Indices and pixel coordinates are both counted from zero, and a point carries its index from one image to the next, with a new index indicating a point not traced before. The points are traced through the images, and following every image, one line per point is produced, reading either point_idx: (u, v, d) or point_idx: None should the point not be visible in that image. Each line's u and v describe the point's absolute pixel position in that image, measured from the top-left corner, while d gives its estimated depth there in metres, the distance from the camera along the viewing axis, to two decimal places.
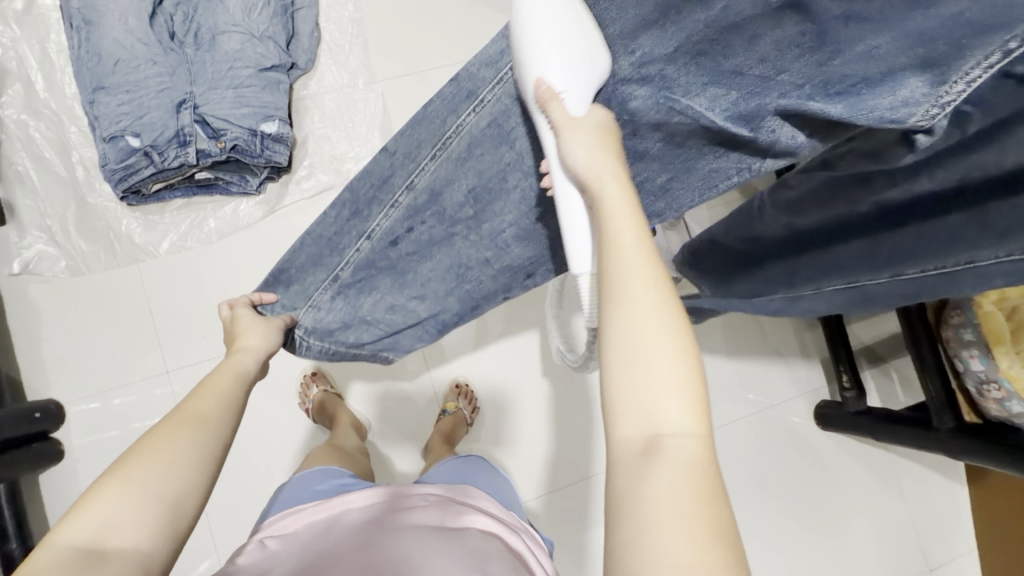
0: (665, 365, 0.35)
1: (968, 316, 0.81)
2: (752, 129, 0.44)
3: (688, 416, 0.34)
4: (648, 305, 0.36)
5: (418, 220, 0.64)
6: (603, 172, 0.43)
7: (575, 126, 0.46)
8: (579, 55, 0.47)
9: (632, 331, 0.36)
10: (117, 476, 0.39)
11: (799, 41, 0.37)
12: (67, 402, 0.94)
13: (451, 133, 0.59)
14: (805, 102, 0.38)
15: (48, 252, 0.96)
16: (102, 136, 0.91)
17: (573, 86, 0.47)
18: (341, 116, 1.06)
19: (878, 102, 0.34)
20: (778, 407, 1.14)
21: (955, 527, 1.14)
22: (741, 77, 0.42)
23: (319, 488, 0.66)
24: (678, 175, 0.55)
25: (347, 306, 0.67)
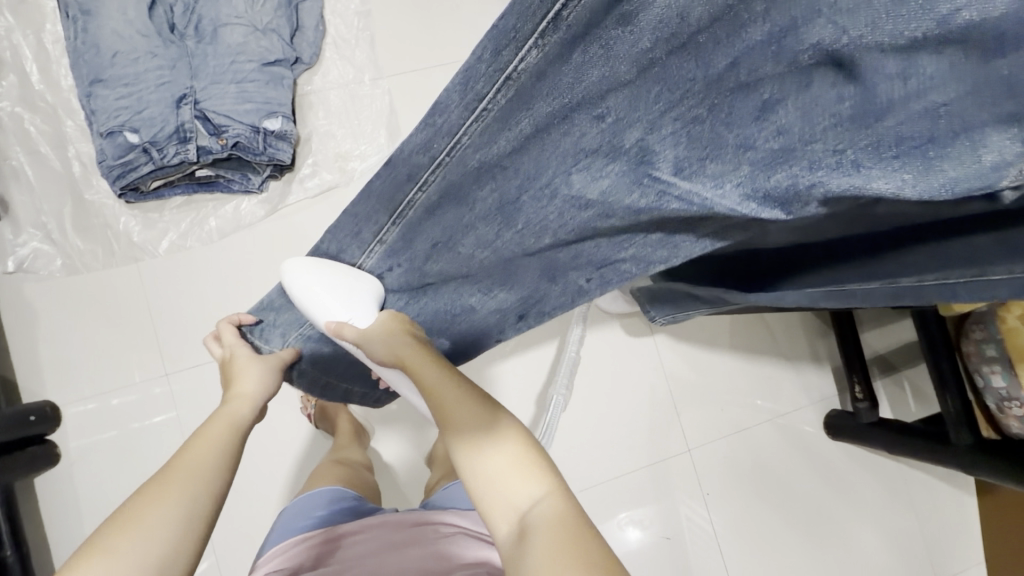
0: (502, 460, 0.44)
1: (991, 331, 0.80)
2: (787, 211, 0.35)
3: (535, 484, 0.43)
4: (474, 423, 0.46)
5: (397, 262, 0.58)
6: (400, 350, 0.53)
7: (369, 334, 0.54)
8: (348, 294, 0.56)
9: (467, 451, 0.45)
10: (98, 549, 0.38)
11: (837, 110, 0.29)
12: (63, 404, 0.92)
13: (409, 201, 0.52)
14: (862, 182, 0.30)
15: (43, 250, 0.93)
16: (99, 131, 0.88)
17: (351, 313, 0.56)
18: (346, 113, 1.02)
19: (957, 172, 0.27)
20: (788, 416, 1.12)
21: (965, 551, 1.12)
22: (752, 151, 0.34)
23: (323, 514, 0.64)
24: (679, 231, 0.45)
25: (333, 340, 0.63)
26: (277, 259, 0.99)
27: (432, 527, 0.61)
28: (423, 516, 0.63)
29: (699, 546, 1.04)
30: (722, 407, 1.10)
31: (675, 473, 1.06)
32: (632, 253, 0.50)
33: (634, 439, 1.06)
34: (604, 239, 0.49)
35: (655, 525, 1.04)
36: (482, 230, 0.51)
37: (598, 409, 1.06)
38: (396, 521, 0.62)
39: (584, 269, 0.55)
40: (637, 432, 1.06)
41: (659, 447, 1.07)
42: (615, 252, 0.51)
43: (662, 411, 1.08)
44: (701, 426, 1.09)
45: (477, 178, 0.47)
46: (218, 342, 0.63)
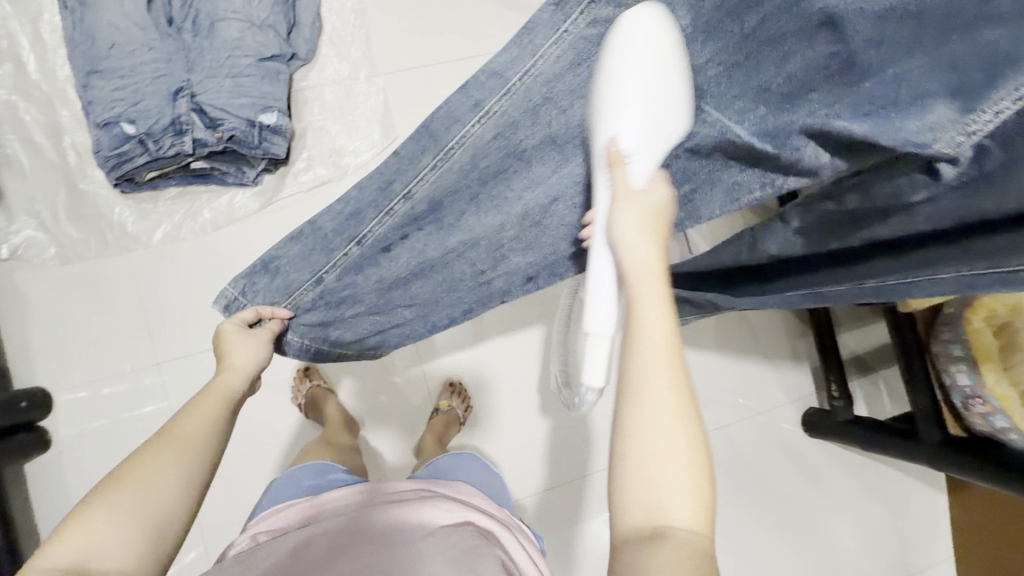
0: (678, 468, 0.38)
1: (958, 332, 0.84)
2: (776, 146, 0.45)
3: (694, 514, 0.37)
4: (664, 403, 0.39)
5: (413, 227, 0.62)
6: (643, 261, 0.44)
7: (632, 201, 0.47)
8: (655, 124, 0.49)
9: (647, 433, 0.38)
10: (99, 501, 0.41)
11: (828, 62, 0.38)
12: (54, 391, 0.93)
13: (456, 142, 0.59)
14: (829, 117, 0.39)
15: (37, 239, 0.94)
16: (96, 122, 0.89)
17: (640, 151, 0.49)
18: (341, 109, 1.04)
19: (905, 125, 0.34)
20: (768, 412, 1.15)
21: (933, 534, 1.16)
22: (768, 93, 0.44)
23: (313, 484, 0.67)
24: (701, 187, 0.56)
25: (328, 310, 0.65)
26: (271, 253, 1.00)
27: (420, 488, 0.62)
28: (400, 483, 0.64)
29: None
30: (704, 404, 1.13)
31: None
32: None
33: None
34: None
35: None
36: (537, 169, 0.59)
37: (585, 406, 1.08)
38: (375, 486, 0.63)
39: None
40: None
41: None
42: None
43: None
44: None
45: (533, 121, 0.57)
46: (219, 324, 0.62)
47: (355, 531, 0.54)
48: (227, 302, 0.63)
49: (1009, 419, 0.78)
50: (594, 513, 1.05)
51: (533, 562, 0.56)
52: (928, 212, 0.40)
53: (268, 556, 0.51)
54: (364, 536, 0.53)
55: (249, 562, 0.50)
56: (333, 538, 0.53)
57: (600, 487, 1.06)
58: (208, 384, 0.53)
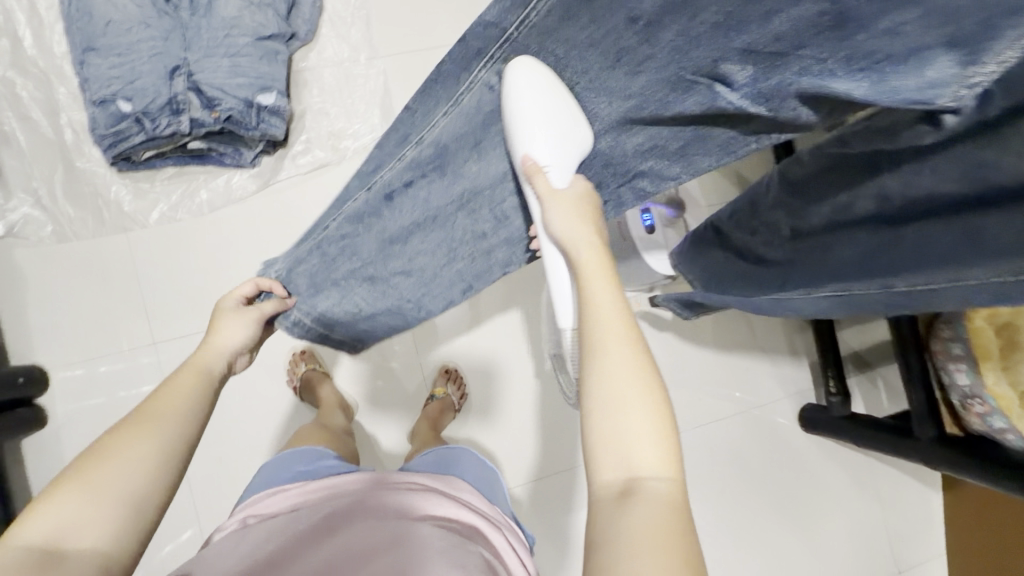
0: (642, 416, 0.39)
1: (959, 331, 0.83)
2: (769, 108, 0.46)
3: (662, 461, 0.38)
4: (620, 358, 0.41)
5: (420, 173, 0.61)
6: (579, 237, 0.50)
7: (560, 199, 0.53)
8: (564, 135, 0.54)
9: (608, 385, 0.40)
10: (73, 478, 0.41)
11: (818, 20, 0.37)
12: (51, 369, 0.93)
13: (466, 89, 0.56)
14: (824, 80, 0.40)
15: (34, 216, 0.94)
16: (92, 99, 0.88)
17: (556, 160, 0.54)
18: (340, 92, 1.03)
19: (903, 83, 0.35)
20: (764, 406, 1.15)
21: (927, 532, 1.16)
22: (754, 54, 0.42)
23: (302, 469, 0.67)
24: (693, 141, 0.55)
25: (322, 262, 0.64)
26: (269, 235, 0.99)
27: (406, 480, 0.61)
28: (405, 475, 0.64)
29: None
30: (700, 396, 1.13)
31: None
32: (652, 165, 0.59)
33: None
34: (630, 146, 0.58)
35: None
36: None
37: None
38: (381, 476, 0.63)
39: (608, 186, 0.63)
40: None
41: None
42: (638, 162, 0.60)
43: None
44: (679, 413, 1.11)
45: (534, 69, 0.55)
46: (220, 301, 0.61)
47: (350, 515, 0.54)
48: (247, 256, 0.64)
49: (1007, 420, 0.78)
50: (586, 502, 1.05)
51: (520, 555, 0.56)
52: (941, 161, 0.40)
53: (257, 536, 0.52)
54: (355, 522, 0.52)
55: (238, 544, 0.51)
56: (316, 528, 0.52)
57: None
58: (188, 359, 0.53)
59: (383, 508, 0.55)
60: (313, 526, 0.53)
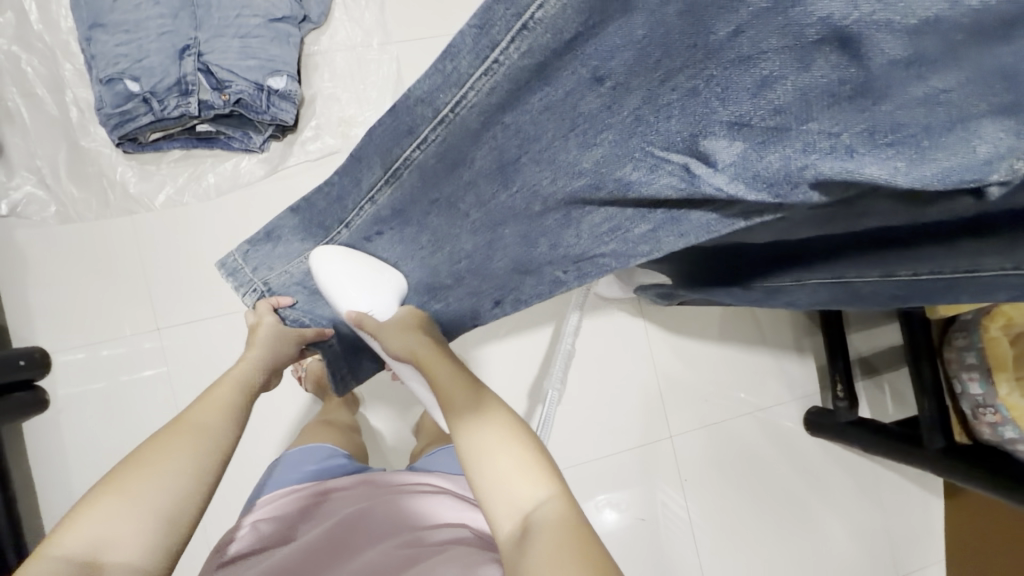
0: (505, 458, 0.46)
1: (973, 339, 0.84)
2: (775, 194, 0.35)
3: (538, 484, 0.44)
4: (477, 421, 0.49)
5: (389, 224, 0.58)
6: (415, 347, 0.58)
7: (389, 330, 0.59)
8: (373, 286, 0.58)
9: (473, 443, 0.48)
10: (114, 488, 0.44)
11: (835, 90, 0.30)
12: (52, 352, 0.92)
13: (407, 159, 0.51)
14: (856, 167, 0.31)
15: (37, 195, 0.92)
16: (98, 78, 0.86)
17: (373, 305, 0.58)
18: (352, 78, 1.01)
19: (952, 161, 0.29)
20: (769, 410, 1.14)
21: (927, 538, 1.16)
22: (747, 128, 0.34)
23: (309, 470, 0.66)
24: (662, 226, 0.44)
25: (310, 295, 0.63)
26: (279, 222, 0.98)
27: (421, 483, 0.62)
28: (415, 476, 0.64)
29: (673, 533, 1.07)
30: (706, 399, 1.12)
31: (661, 462, 1.09)
32: (613, 247, 0.48)
33: (618, 422, 1.08)
34: (585, 224, 0.48)
35: (631, 508, 1.07)
36: (481, 188, 0.51)
37: (585, 391, 1.08)
38: (377, 479, 0.63)
39: (560, 263, 0.54)
40: (619, 419, 1.08)
41: (646, 432, 1.09)
42: (595, 245, 0.49)
43: (647, 397, 1.10)
44: (684, 415, 1.11)
45: (474, 140, 0.47)
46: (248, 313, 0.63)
47: (343, 525, 0.54)
48: (232, 268, 0.62)
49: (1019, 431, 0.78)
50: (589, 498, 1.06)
51: None
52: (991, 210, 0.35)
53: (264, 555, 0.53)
54: (356, 535, 0.53)
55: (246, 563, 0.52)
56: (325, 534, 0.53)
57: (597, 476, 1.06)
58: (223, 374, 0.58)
59: (392, 516, 0.55)
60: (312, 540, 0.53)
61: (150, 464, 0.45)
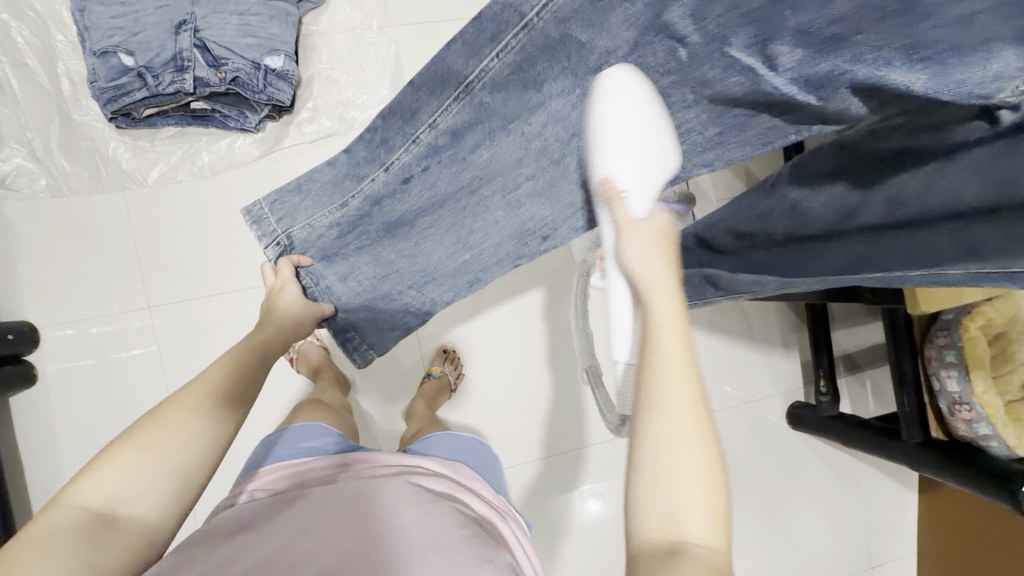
0: (690, 482, 0.39)
1: (954, 338, 0.85)
2: (819, 97, 0.46)
3: (711, 532, 0.38)
4: (683, 421, 0.40)
5: (434, 159, 0.60)
6: (656, 276, 0.48)
7: (635, 229, 0.53)
8: (647, 161, 0.57)
9: (664, 439, 0.40)
10: (132, 449, 0.46)
11: (885, 4, 0.37)
12: (42, 326, 0.91)
13: (474, 77, 0.54)
14: (883, 73, 0.39)
15: (27, 168, 0.90)
16: (92, 50, 0.85)
17: (636, 187, 0.56)
18: (351, 60, 1.00)
19: (966, 76, 0.35)
20: (755, 403, 1.16)
21: (899, 531, 1.20)
22: (807, 34, 0.42)
23: (304, 445, 0.68)
24: (727, 129, 0.56)
25: (339, 237, 0.65)
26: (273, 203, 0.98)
27: (418, 465, 0.63)
28: (415, 460, 0.64)
29: None
30: None
31: None
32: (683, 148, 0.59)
33: None
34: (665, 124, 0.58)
35: (616, 498, 1.08)
36: (557, 105, 0.57)
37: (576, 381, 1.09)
38: (406, 468, 0.61)
39: None
40: None
41: None
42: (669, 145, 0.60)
43: None
44: None
45: (551, 56, 0.52)
46: (270, 273, 0.67)
47: (378, 509, 0.52)
48: (257, 217, 0.65)
49: (993, 427, 0.81)
50: (575, 485, 1.07)
51: (526, 551, 0.57)
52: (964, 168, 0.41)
53: (291, 523, 0.51)
54: (387, 515, 0.52)
55: (277, 530, 0.50)
56: (335, 511, 0.52)
57: (584, 463, 1.07)
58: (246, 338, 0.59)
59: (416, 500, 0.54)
60: (347, 520, 0.51)
61: (172, 422, 0.48)
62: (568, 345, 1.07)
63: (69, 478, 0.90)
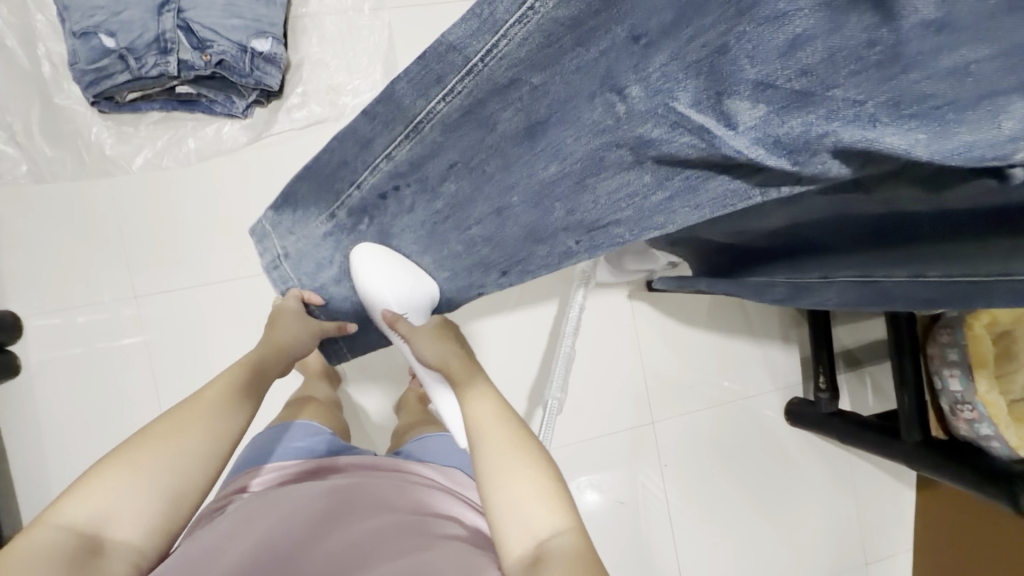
0: (525, 483, 0.49)
1: (958, 336, 0.84)
2: (795, 161, 0.37)
3: (555, 517, 0.46)
4: (499, 445, 0.53)
5: (404, 180, 0.55)
6: (444, 357, 0.66)
7: (419, 335, 0.66)
8: (411, 287, 0.62)
9: (496, 458, 0.51)
10: (122, 467, 0.44)
11: (865, 53, 0.31)
12: (25, 315, 0.90)
13: (422, 118, 0.49)
14: (875, 136, 0.32)
15: (7, 153, 0.88)
16: (72, 31, 0.82)
17: (408, 309, 0.62)
18: (342, 43, 0.97)
19: (976, 137, 0.29)
20: (752, 398, 1.15)
21: (894, 528, 1.19)
22: (772, 89, 0.35)
23: (294, 445, 0.67)
24: (679, 195, 0.45)
25: (333, 248, 0.62)
26: (262, 190, 0.95)
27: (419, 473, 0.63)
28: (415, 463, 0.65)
29: (652, 515, 1.09)
30: (690, 385, 1.12)
31: (640, 443, 1.10)
32: (627, 215, 0.48)
33: (602, 404, 1.09)
34: (600, 191, 0.48)
35: (612, 489, 1.07)
36: (507, 149, 0.49)
37: (574, 371, 1.08)
38: (397, 466, 0.64)
39: (573, 232, 0.52)
40: (602, 402, 1.09)
41: (628, 415, 1.10)
42: (611, 212, 0.49)
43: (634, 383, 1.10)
44: (667, 400, 1.11)
45: (502, 99, 0.45)
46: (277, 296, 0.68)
47: (371, 499, 0.54)
48: (260, 234, 0.64)
49: (995, 427, 0.79)
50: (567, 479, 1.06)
51: None
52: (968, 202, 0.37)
53: (287, 502, 0.52)
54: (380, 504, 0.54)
55: (272, 507, 0.51)
56: (331, 497, 0.54)
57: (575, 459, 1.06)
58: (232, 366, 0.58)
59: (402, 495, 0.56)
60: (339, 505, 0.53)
61: (164, 442, 0.46)
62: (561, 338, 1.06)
63: (55, 467, 0.89)
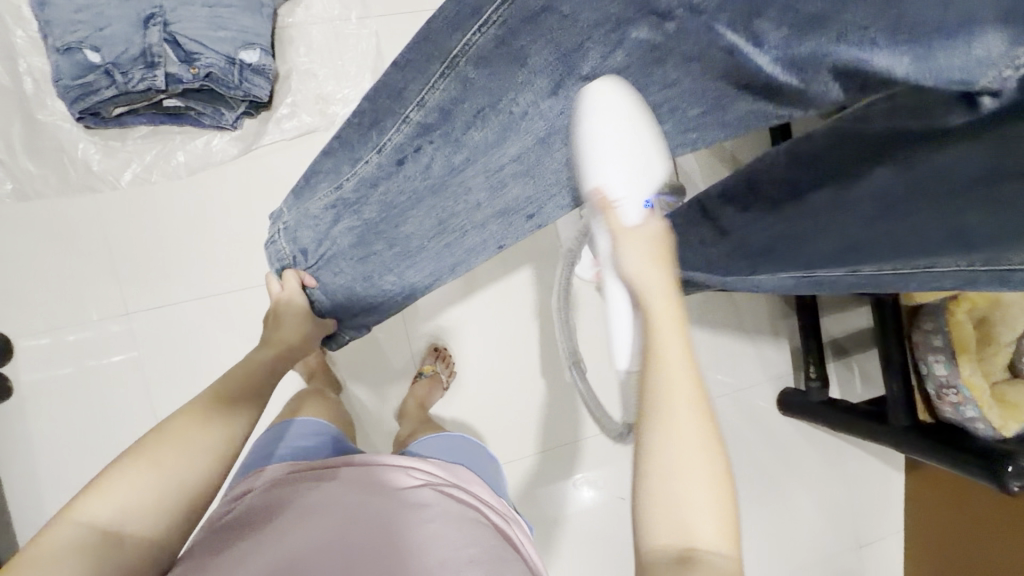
0: (701, 485, 0.38)
1: (940, 323, 0.86)
2: (805, 78, 0.44)
3: (722, 537, 0.38)
4: (683, 413, 0.40)
5: (427, 138, 0.57)
6: (653, 285, 0.45)
7: (631, 235, 0.50)
8: (638, 172, 0.56)
9: (673, 445, 0.39)
10: (140, 467, 0.44)
11: None
12: (14, 336, 0.88)
13: (459, 51, 0.50)
14: (866, 56, 0.37)
15: None
16: (55, 46, 0.80)
17: (627, 195, 0.54)
18: (330, 52, 0.97)
19: (949, 62, 0.33)
20: (745, 390, 1.17)
21: (886, 511, 1.23)
22: (793, 14, 0.40)
23: (294, 448, 0.68)
24: (710, 112, 0.56)
25: (330, 224, 0.62)
26: (255, 203, 0.95)
27: (415, 471, 0.61)
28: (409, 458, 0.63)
29: None
30: None
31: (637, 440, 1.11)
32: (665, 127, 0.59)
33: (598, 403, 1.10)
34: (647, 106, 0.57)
35: (608, 486, 1.08)
36: (539, 83, 0.53)
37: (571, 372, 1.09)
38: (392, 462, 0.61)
39: None
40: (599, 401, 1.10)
41: None
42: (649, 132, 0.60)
43: None
44: None
45: (533, 29, 0.48)
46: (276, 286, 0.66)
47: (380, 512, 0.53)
48: (274, 216, 0.64)
49: (979, 410, 0.82)
50: (564, 479, 1.07)
51: (527, 551, 0.57)
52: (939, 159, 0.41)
53: (292, 519, 0.51)
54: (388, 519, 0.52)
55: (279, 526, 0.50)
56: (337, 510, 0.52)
57: (572, 459, 1.07)
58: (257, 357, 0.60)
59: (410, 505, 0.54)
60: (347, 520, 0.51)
61: (184, 439, 0.46)
62: (554, 338, 1.07)
63: (49, 489, 0.88)
